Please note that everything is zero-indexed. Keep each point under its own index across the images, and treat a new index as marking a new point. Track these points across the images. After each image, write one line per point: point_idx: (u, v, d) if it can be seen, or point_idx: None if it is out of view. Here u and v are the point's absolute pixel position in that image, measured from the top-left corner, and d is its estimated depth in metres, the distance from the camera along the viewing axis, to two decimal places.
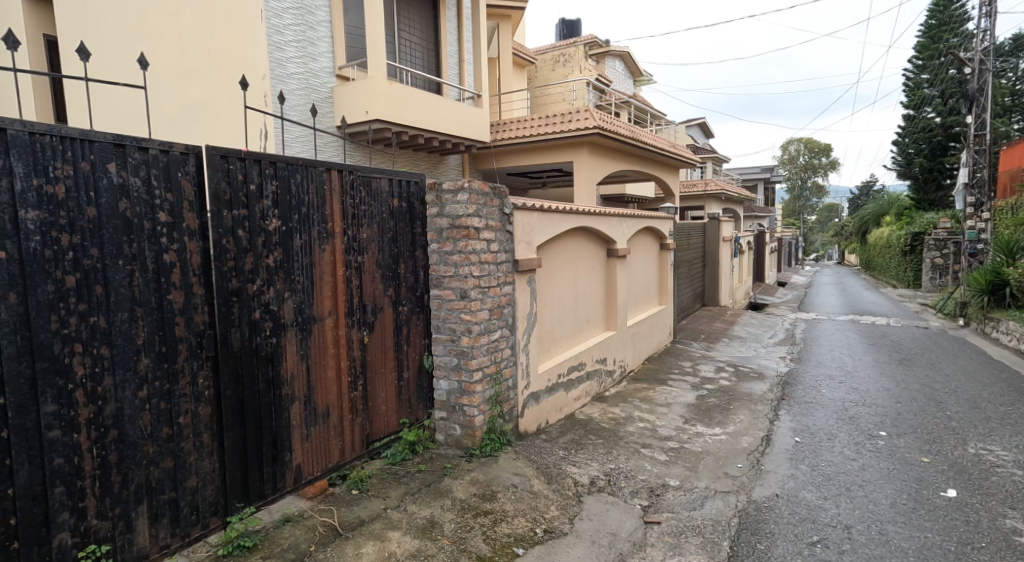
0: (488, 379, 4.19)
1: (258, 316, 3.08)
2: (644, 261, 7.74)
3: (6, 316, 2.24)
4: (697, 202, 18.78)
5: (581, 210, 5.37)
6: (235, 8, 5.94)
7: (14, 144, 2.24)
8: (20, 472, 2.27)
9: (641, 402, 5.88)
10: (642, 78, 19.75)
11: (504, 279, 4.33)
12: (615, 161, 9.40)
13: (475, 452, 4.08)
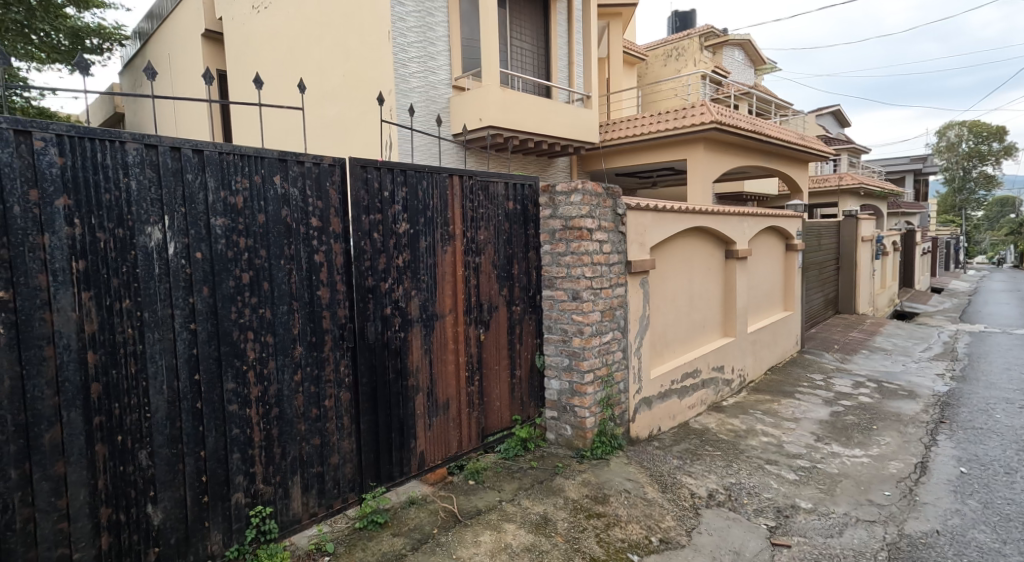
0: (599, 381, 4.28)
1: (389, 312, 3.40)
2: (767, 261, 7.39)
3: (201, 305, 2.62)
4: (828, 198, 17.47)
5: (697, 209, 5.30)
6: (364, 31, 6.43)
7: (208, 161, 2.62)
8: (210, 439, 2.66)
9: (764, 415, 5.66)
10: (764, 67, 18.75)
11: (617, 281, 4.40)
12: (734, 158, 9.07)
13: (586, 454, 4.17)
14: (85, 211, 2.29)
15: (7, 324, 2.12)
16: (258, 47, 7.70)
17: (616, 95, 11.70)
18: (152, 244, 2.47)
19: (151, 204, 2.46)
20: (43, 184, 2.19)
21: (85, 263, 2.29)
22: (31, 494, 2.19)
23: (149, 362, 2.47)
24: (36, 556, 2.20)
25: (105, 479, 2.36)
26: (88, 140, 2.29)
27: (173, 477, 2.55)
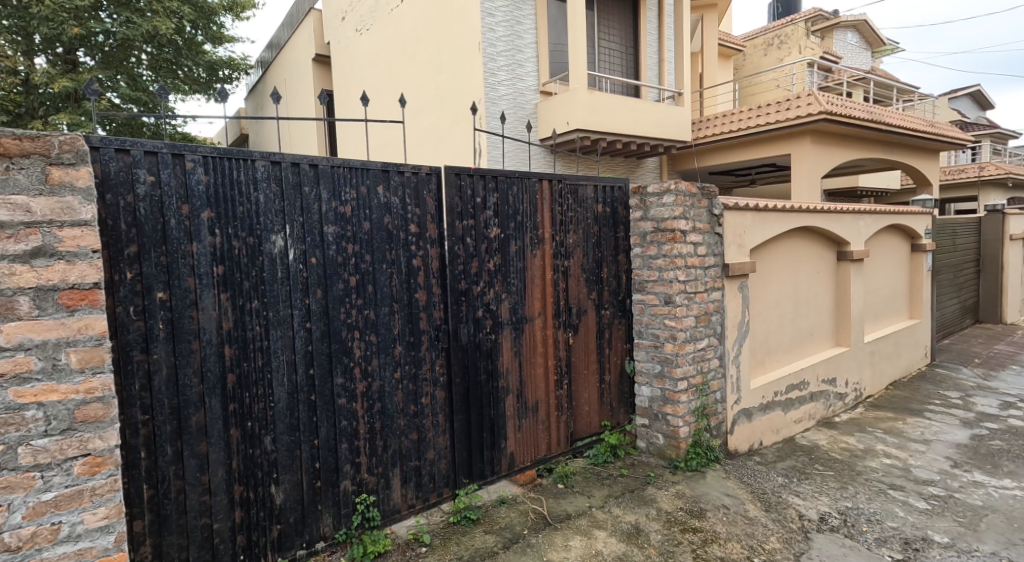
0: (693, 390, 4.19)
1: (481, 314, 3.54)
2: (887, 263, 6.85)
3: (315, 306, 2.88)
4: (969, 190, 15.89)
5: (804, 208, 5.04)
6: (456, 44, 6.67)
7: (322, 175, 2.88)
8: (323, 429, 2.91)
9: (886, 434, 5.25)
10: (882, 48, 17.39)
11: (712, 284, 4.28)
12: (847, 150, 8.45)
13: (680, 465, 4.10)
14: (223, 222, 2.59)
15: (164, 319, 2.44)
16: (361, 67, 8.25)
17: (710, 90, 11.36)
18: (276, 250, 2.74)
19: (274, 215, 2.74)
20: (192, 199, 2.50)
21: (223, 268, 2.59)
22: (181, 469, 2.50)
23: (272, 357, 2.75)
24: (185, 523, 2.51)
25: (237, 460, 2.65)
26: (225, 160, 2.59)
27: (291, 462, 2.81)
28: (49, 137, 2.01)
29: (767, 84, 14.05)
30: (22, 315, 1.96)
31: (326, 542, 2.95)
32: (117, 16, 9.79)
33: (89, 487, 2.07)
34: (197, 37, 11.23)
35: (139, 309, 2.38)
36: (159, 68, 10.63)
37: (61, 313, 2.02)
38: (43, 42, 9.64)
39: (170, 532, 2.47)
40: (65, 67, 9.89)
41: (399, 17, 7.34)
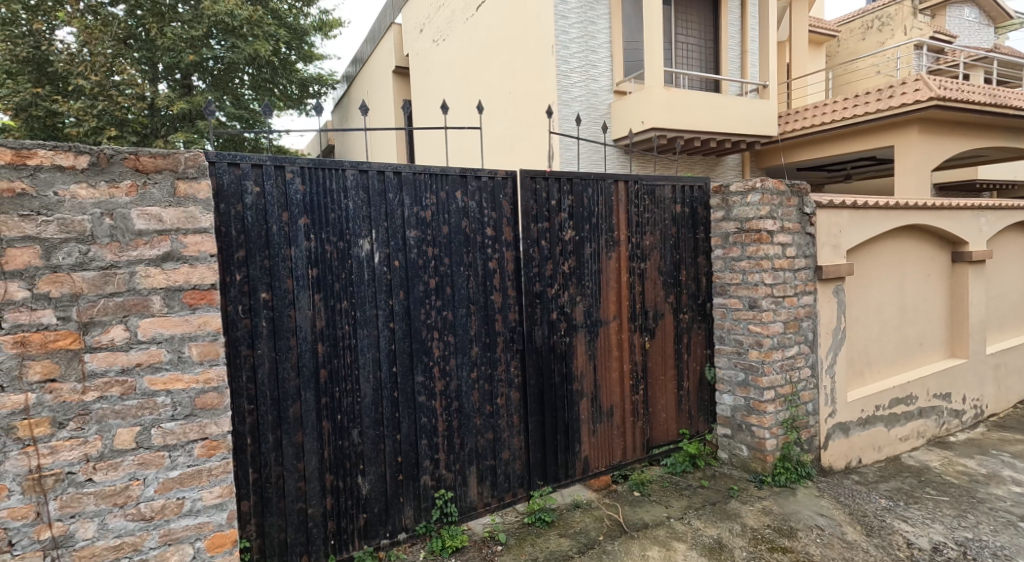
0: (781, 400, 4.02)
1: (555, 317, 3.57)
2: (1011, 263, 6.24)
3: (398, 307, 3.02)
4: None
5: (910, 205, 4.69)
6: (529, 49, 6.74)
7: (405, 181, 3.02)
8: (405, 425, 3.05)
9: (1012, 458, 4.75)
10: (1008, 23, 15.78)
11: (803, 288, 4.10)
12: (962, 139, 7.74)
13: (767, 479, 3.95)
14: (317, 228, 2.78)
15: (267, 317, 2.65)
16: (439, 75, 8.52)
17: (800, 81, 10.84)
18: (363, 254, 2.91)
19: (362, 220, 2.90)
20: (290, 206, 2.70)
21: (316, 271, 2.78)
22: (281, 456, 2.70)
23: (359, 354, 2.91)
24: (283, 507, 2.71)
25: (328, 451, 2.83)
26: (319, 169, 2.77)
27: (376, 455, 2.96)
28: (177, 154, 2.23)
29: (866, 71, 13.15)
30: (155, 312, 2.20)
31: (407, 533, 3.09)
32: (224, 41, 10.63)
33: (207, 467, 2.28)
34: (291, 57, 12.08)
35: (246, 308, 2.60)
36: (258, 86, 11.52)
37: (185, 311, 2.25)
38: (163, 70, 10.66)
39: (271, 515, 2.68)
40: (180, 91, 10.87)
41: (475, 25, 7.51)
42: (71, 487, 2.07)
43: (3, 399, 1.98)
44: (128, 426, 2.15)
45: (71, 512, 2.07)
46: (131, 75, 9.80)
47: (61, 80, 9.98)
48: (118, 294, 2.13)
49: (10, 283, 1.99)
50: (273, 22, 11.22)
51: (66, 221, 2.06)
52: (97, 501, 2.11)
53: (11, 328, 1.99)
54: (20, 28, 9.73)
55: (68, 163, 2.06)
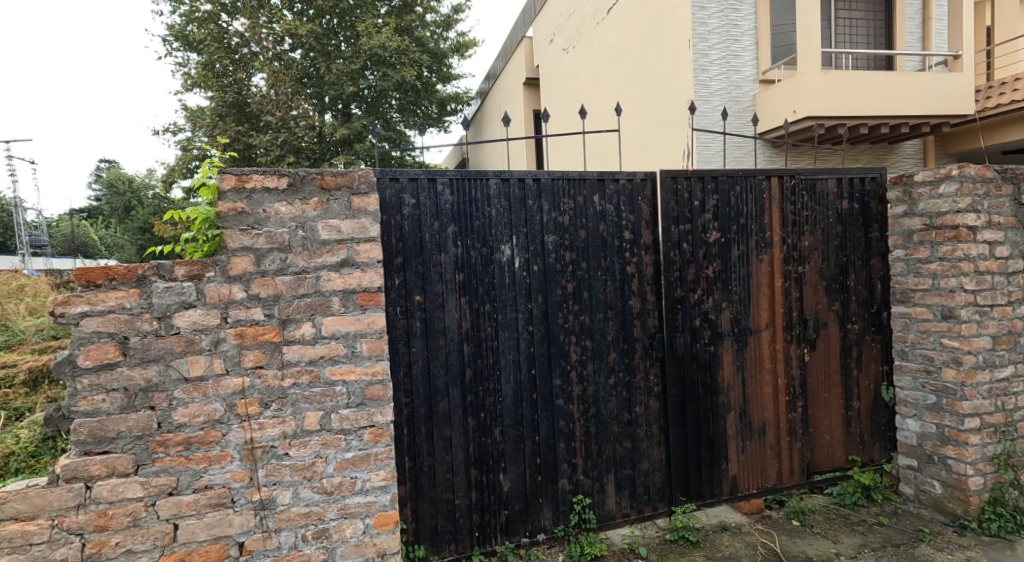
0: (991, 431, 3.41)
1: (698, 324, 3.37)
2: None
3: (537, 311, 3.08)
4: None
5: None
6: (661, 42, 6.13)
7: (544, 189, 3.08)
8: (543, 427, 3.09)
9: None
10: None
11: (1020, 296, 3.47)
12: None
13: (970, 525, 3.33)
14: (463, 235, 2.94)
15: (420, 318, 2.85)
16: (572, 81, 8.49)
17: None
18: (504, 259, 3.02)
19: (503, 227, 3.02)
20: (440, 216, 2.89)
21: (462, 275, 2.93)
22: (432, 447, 2.89)
23: (500, 356, 3.01)
24: (434, 495, 2.89)
25: (472, 447, 2.97)
26: (465, 180, 2.93)
27: (516, 454, 3.04)
28: (353, 171, 2.50)
29: None
30: (335, 312, 2.47)
31: (546, 535, 3.11)
32: (377, 71, 11.70)
33: (375, 452, 2.51)
34: (432, 80, 12.81)
35: (402, 309, 2.82)
36: (404, 109, 12.34)
37: (357, 311, 2.50)
38: (329, 101, 11.97)
39: (423, 501, 2.87)
40: (342, 119, 12.07)
41: (608, 27, 7.36)
42: (274, 459, 2.38)
43: (227, 381, 2.34)
44: (314, 410, 2.43)
45: (273, 480, 2.38)
46: (305, 108, 11.16)
47: (254, 118, 11.41)
48: (307, 295, 2.43)
49: (233, 285, 2.35)
50: (417, 49, 12.12)
51: (271, 234, 2.39)
52: (292, 473, 2.40)
53: (234, 323, 2.35)
54: (227, 79, 11.45)
55: (274, 184, 2.39)
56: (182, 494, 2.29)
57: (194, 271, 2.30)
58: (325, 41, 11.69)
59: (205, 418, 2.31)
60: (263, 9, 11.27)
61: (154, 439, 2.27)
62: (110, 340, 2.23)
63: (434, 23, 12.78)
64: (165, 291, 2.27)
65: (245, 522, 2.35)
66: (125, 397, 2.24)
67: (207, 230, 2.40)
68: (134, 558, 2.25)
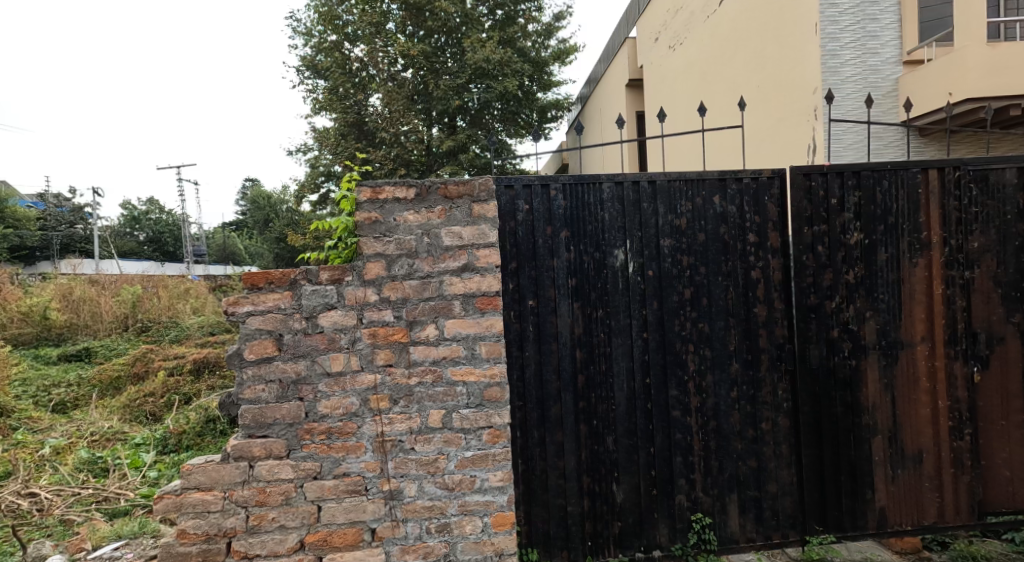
0: None
1: (836, 334, 3.02)
2: None
3: (652, 317, 2.95)
4: None
5: None
6: (782, 25, 5.41)
7: (660, 190, 2.95)
8: (658, 438, 2.94)
9: None
10: None
11: None
12: None
13: None
14: (576, 240, 2.91)
15: (533, 322, 2.87)
16: (683, 78, 7.87)
17: None
18: (618, 264, 2.93)
19: (617, 231, 2.94)
20: (554, 221, 2.90)
21: (575, 280, 2.90)
22: (545, 452, 2.88)
23: (614, 363, 2.93)
24: (547, 500, 2.87)
25: (585, 454, 2.90)
26: (579, 185, 2.90)
27: (630, 464, 2.92)
28: (473, 180, 2.61)
29: None
30: (456, 315, 2.58)
31: (663, 552, 2.94)
32: (481, 85, 12.12)
33: (493, 452, 2.58)
34: (533, 88, 12.99)
35: (516, 313, 2.86)
36: (506, 118, 12.62)
37: (476, 314, 2.59)
38: (436, 115, 12.35)
39: (536, 505, 2.86)
40: (448, 132, 12.45)
41: (717, 21, 6.78)
42: (401, 452, 2.53)
43: (363, 376, 2.52)
44: (437, 408, 2.55)
45: (400, 472, 2.52)
46: (415, 123, 11.76)
47: (370, 135, 12.20)
48: (432, 298, 2.57)
49: (368, 288, 2.53)
50: (519, 60, 12.40)
51: (401, 241, 2.55)
52: (417, 467, 2.53)
53: (368, 323, 2.53)
54: (349, 101, 12.27)
55: (403, 195, 2.56)
56: (325, 479, 2.50)
57: (336, 275, 2.51)
58: (434, 59, 12.26)
59: (344, 410, 2.51)
60: (379, 35, 12.20)
61: (303, 427, 2.49)
62: (269, 336, 2.49)
63: (535, 33, 13.04)
64: (312, 293, 2.50)
65: (377, 509, 2.52)
66: (281, 388, 2.49)
67: (347, 238, 2.65)
68: (286, 533, 2.49)
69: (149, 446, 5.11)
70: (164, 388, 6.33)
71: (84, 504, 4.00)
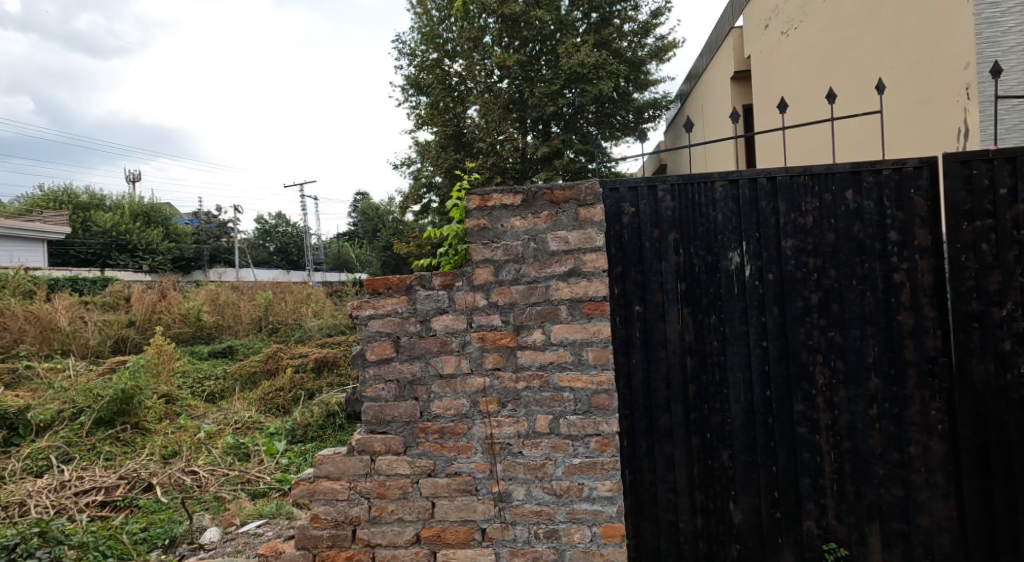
0: None
1: (1007, 347, 2.39)
2: None
3: (773, 325, 2.58)
4: None
5: None
6: None
7: (781, 187, 2.57)
8: (781, 457, 2.57)
9: None
10: None
11: None
12: None
13: None
14: (686, 242, 2.66)
15: (639, 328, 2.66)
16: (770, 68, 6.41)
17: None
18: (732, 268, 2.62)
19: (731, 232, 2.63)
20: (661, 223, 2.67)
21: (685, 285, 2.65)
22: (653, 464, 2.65)
23: (729, 373, 2.62)
24: (656, 514, 2.64)
25: (697, 469, 2.63)
26: (689, 184, 2.65)
27: (748, 483, 2.59)
28: (580, 184, 2.59)
29: None
30: (562, 320, 2.57)
31: None
32: (576, 89, 12.08)
33: (601, 461, 2.53)
34: (629, 89, 12.68)
35: (622, 318, 2.68)
36: (600, 121, 12.48)
37: (583, 319, 2.57)
38: (531, 122, 12.47)
39: (645, 519, 2.64)
40: (542, 139, 12.57)
41: None
42: (510, 455, 2.56)
43: (472, 379, 2.58)
44: (544, 413, 2.55)
45: (509, 475, 2.55)
46: (511, 132, 11.96)
47: (469, 146, 12.55)
48: (538, 304, 2.58)
49: (476, 294, 2.59)
50: (615, 61, 12.16)
51: (508, 247, 2.59)
52: (525, 471, 2.55)
53: (477, 327, 2.59)
54: (449, 114, 12.71)
55: (510, 201, 2.60)
56: (438, 477, 2.58)
57: (447, 281, 2.60)
58: (529, 68, 12.38)
59: (455, 411, 2.58)
60: (477, 49, 12.56)
61: (418, 426, 2.59)
62: (388, 338, 2.62)
63: (631, 32, 12.76)
64: (426, 298, 2.60)
65: (486, 510, 2.56)
66: (398, 387, 2.61)
67: (457, 245, 2.74)
68: (404, 526, 2.59)
69: (280, 435, 5.56)
70: (292, 383, 6.87)
71: (232, 483, 4.45)
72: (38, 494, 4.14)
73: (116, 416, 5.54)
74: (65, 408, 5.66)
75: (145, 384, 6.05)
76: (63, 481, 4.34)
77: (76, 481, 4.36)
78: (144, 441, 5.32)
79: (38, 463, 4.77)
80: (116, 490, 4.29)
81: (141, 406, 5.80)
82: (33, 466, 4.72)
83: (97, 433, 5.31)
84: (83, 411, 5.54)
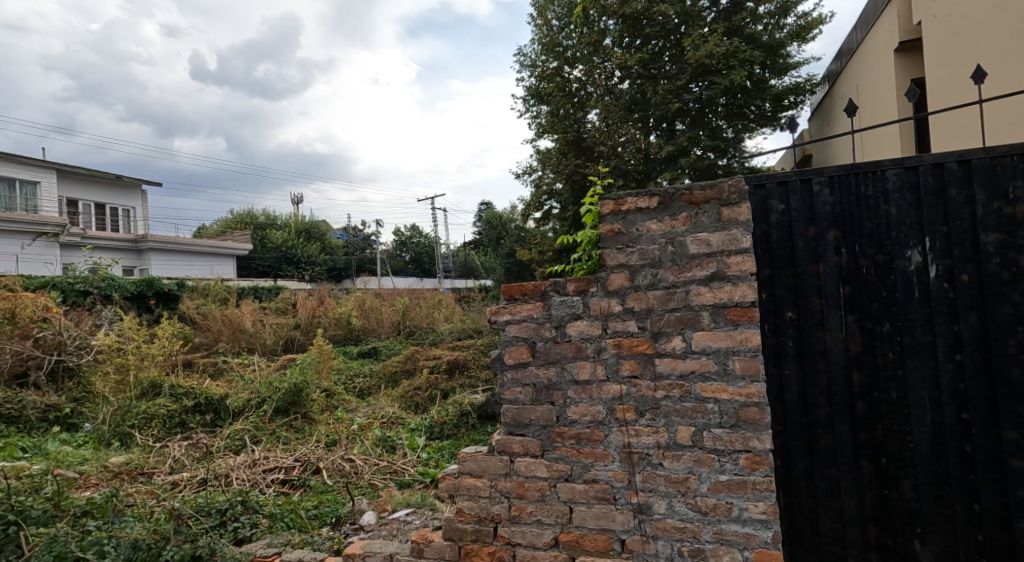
0: None
1: None
2: None
3: (968, 336, 2.22)
4: None
5: None
6: None
7: (977, 172, 2.21)
8: (986, 493, 2.19)
9: None
10: None
11: None
12: None
13: None
14: (851, 240, 2.38)
15: (794, 338, 2.42)
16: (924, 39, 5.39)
17: None
18: (913, 268, 2.29)
19: (909, 228, 2.30)
20: (818, 220, 2.42)
21: (850, 288, 2.37)
22: (813, 488, 2.39)
23: (910, 391, 2.29)
24: (818, 545, 2.37)
25: (869, 498, 2.33)
26: (853, 175, 2.37)
27: (940, 521, 2.24)
28: (722, 182, 2.43)
29: None
30: (705, 327, 2.41)
31: None
32: (703, 83, 11.57)
33: (752, 480, 2.33)
34: (765, 76, 11.85)
35: (772, 326, 2.46)
36: (732, 115, 11.79)
37: (729, 326, 2.39)
38: (653, 122, 12.14)
39: (805, 548, 2.38)
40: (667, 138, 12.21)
41: None
42: (649, 466, 2.44)
43: (608, 386, 2.50)
44: (686, 424, 2.41)
45: (649, 486, 2.43)
46: (634, 133, 11.86)
47: (589, 150, 12.36)
48: (677, 309, 2.44)
49: (612, 299, 2.52)
50: (748, 48, 11.39)
51: (644, 251, 2.49)
52: (666, 484, 2.41)
53: (613, 333, 2.51)
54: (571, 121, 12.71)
55: (645, 204, 2.50)
56: (575, 482, 2.53)
57: (582, 286, 2.55)
58: (652, 66, 12.02)
59: (591, 417, 2.52)
60: (597, 53, 12.48)
61: (555, 430, 2.56)
62: (523, 343, 2.62)
63: (767, 15, 11.91)
64: (560, 304, 2.58)
65: (626, 520, 2.45)
66: (535, 391, 2.60)
67: (591, 250, 2.66)
68: (542, 528, 2.56)
69: (421, 431, 5.85)
70: (428, 382, 7.20)
71: (383, 472, 4.73)
72: (237, 468, 4.68)
73: (290, 406, 6.19)
74: (252, 397, 6.39)
75: (311, 379, 6.68)
76: (254, 459, 4.88)
77: (264, 459, 4.88)
78: (311, 429, 5.84)
79: (235, 442, 5.40)
80: (293, 471, 4.72)
81: (308, 398, 6.40)
82: (232, 444, 5.36)
83: (276, 420, 5.94)
84: (265, 400, 6.21)
